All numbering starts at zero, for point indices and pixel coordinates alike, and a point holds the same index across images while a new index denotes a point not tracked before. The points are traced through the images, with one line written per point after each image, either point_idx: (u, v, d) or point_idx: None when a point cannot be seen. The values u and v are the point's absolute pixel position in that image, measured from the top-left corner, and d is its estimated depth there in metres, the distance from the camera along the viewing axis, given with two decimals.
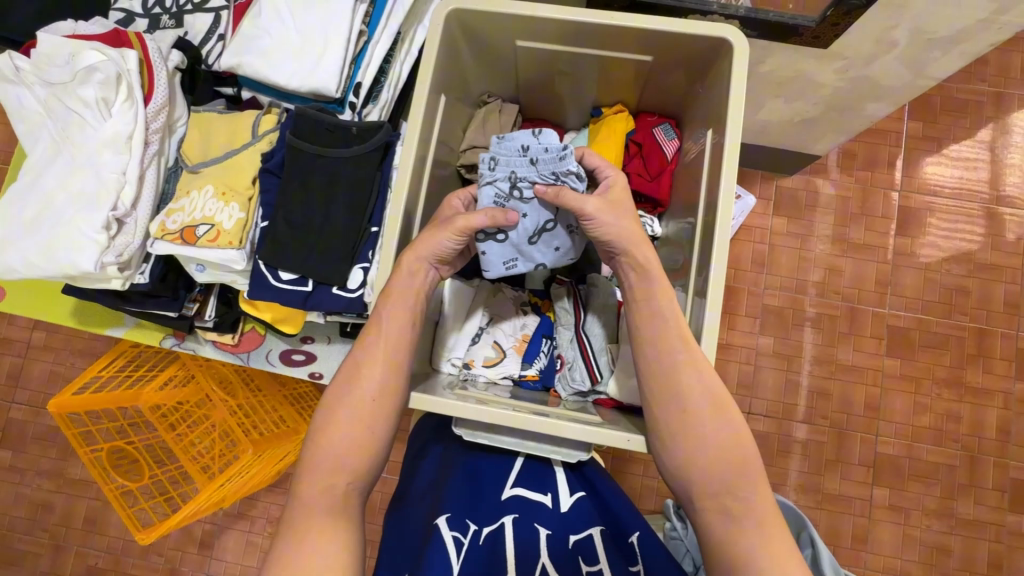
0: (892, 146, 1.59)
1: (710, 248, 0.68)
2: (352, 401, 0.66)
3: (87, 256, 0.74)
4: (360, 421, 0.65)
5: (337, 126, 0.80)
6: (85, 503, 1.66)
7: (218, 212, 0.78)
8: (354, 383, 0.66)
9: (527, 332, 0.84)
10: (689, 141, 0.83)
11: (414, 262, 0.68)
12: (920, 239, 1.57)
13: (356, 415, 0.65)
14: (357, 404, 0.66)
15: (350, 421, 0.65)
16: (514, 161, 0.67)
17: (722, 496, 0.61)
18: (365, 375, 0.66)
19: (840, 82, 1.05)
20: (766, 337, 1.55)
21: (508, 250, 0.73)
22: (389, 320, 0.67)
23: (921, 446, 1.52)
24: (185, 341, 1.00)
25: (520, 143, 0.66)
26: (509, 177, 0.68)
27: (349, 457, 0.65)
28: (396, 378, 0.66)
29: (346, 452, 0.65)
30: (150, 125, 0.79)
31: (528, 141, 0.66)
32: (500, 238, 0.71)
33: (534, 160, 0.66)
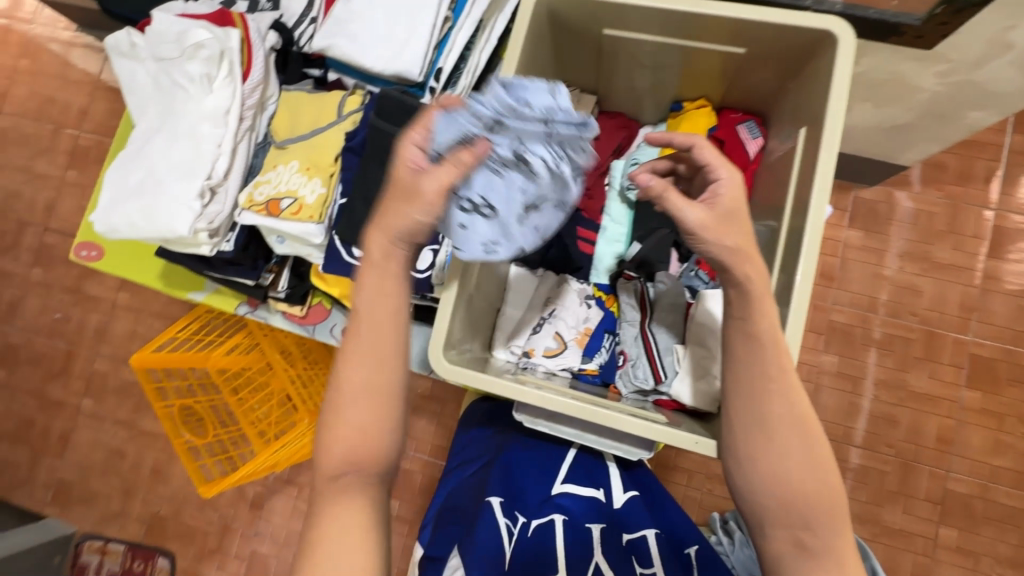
0: (990, 160, 1.47)
1: (796, 255, 0.65)
2: (361, 384, 0.59)
3: (182, 220, 0.79)
4: (367, 397, 0.59)
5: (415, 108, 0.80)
6: (153, 454, 1.79)
7: (301, 186, 0.81)
8: (356, 364, 0.59)
9: (591, 325, 0.83)
10: (775, 140, 0.79)
11: (386, 243, 0.59)
12: (1016, 263, 1.44)
13: (365, 391, 0.59)
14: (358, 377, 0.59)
15: (360, 399, 0.59)
16: (529, 124, 0.58)
17: (798, 530, 0.57)
18: (367, 355, 0.59)
19: (943, 87, 0.98)
20: (830, 356, 1.47)
21: (482, 215, 0.60)
22: (382, 301, 0.60)
23: (998, 488, 1.40)
24: (257, 309, 1.05)
25: (536, 105, 0.58)
26: (512, 148, 0.58)
27: (360, 443, 0.58)
28: (398, 348, 0.60)
29: (356, 435, 0.58)
30: (246, 101, 0.83)
31: (546, 102, 0.58)
32: (487, 213, 0.60)
33: (549, 134, 0.59)
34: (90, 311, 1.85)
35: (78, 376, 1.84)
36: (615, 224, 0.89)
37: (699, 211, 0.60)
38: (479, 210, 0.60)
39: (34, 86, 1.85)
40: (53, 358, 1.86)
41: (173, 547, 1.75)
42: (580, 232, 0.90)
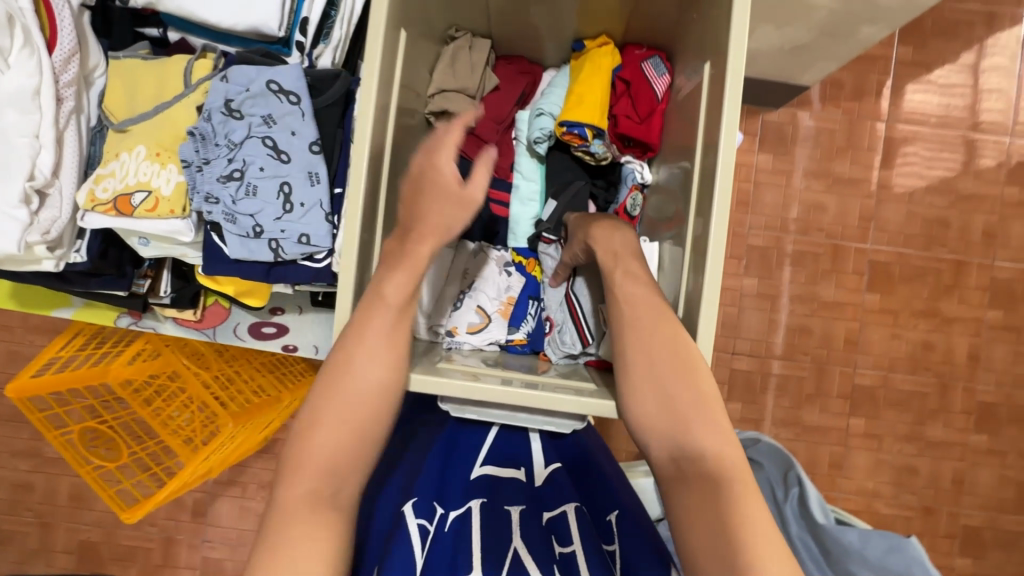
0: (881, 73, 1.52)
1: (709, 198, 0.62)
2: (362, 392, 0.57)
3: (6, 236, 0.64)
4: (347, 415, 0.57)
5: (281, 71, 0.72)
6: (68, 480, 1.62)
7: (154, 176, 0.68)
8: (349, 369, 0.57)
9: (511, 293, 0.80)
10: (681, 76, 0.75)
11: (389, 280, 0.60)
12: (905, 171, 1.53)
13: (350, 415, 0.56)
14: (347, 400, 0.57)
15: (347, 415, 0.57)
16: (226, 126, 0.68)
17: (677, 453, 0.56)
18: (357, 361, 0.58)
19: (837, 3, 0.97)
20: (751, 278, 1.54)
21: (277, 196, 0.69)
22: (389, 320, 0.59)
23: (896, 376, 1.56)
24: (143, 319, 0.93)
25: (219, 108, 0.67)
26: (253, 109, 0.68)
27: (339, 453, 0.56)
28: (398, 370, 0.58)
29: (335, 447, 0.56)
30: (60, 78, 0.67)
31: (222, 102, 0.67)
32: (272, 138, 0.68)
33: (244, 80, 0.68)
34: None
35: None
36: (527, 181, 0.84)
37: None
38: (285, 195, 0.69)
39: None
40: None
41: (114, 569, 1.63)
42: (492, 194, 0.86)
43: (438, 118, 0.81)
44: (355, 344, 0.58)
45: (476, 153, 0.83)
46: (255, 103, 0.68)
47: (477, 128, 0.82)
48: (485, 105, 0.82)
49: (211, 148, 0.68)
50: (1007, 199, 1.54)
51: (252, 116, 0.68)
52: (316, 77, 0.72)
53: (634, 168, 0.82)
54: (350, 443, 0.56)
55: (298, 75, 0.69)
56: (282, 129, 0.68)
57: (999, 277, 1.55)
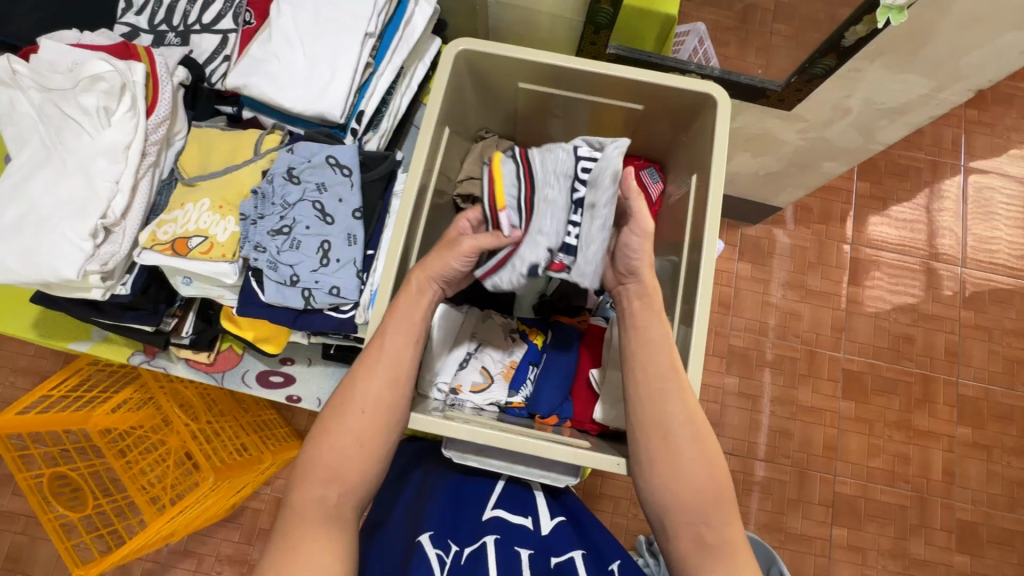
0: (844, 203, 1.74)
1: (694, 285, 0.73)
2: (359, 411, 0.63)
3: (70, 262, 0.72)
4: (352, 433, 0.63)
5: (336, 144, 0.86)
6: (12, 537, 1.53)
7: (213, 225, 0.78)
8: (349, 393, 0.64)
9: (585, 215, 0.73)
10: (673, 184, 0.89)
11: (402, 328, 0.66)
12: (870, 290, 1.69)
13: (352, 434, 0.62)
14: (353, 420, 0.63)
15: (355, 433, 0.63)
16: (284, 189, 0.79)
17: (696, 525, 0.62)
18: (360, 385, 0.64)
19: (801, 141, 1.16)
20: (732, 377, 1.61)
21: (316, 251, 0.78)
22: (390, 344, 0.65)
23: (875, 487, 1.59)
24: (156, 357, 0.96)
25: (283, 173, 0.79)
26: (305, 178, 0.79)
27: (345, 467, 0.62)
28: (395, 392, 0.64)
29: (341, 460, 0.62)
30: (149, 136, 0.79)
31: (287, 169, 0.79)
32: (318, 204, 0.79)
33: (305, 156, 0.80)
34: None
35: None
36: None
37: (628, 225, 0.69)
38: (324, 251, 0.78)
39: None
40: None
41: None
42: None
43: (464, 201, 0.92)
44: (361, 368, 0.65)
45: None
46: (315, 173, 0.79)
47: None
48: None
49: (266, 208, 0.78)
50: (965, 322, 1.68)
51: (308, 185, 0.79)
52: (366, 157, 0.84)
53: None
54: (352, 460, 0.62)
55: (353, 155, 0.81)
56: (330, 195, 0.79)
57: (965, 395, 1.64)
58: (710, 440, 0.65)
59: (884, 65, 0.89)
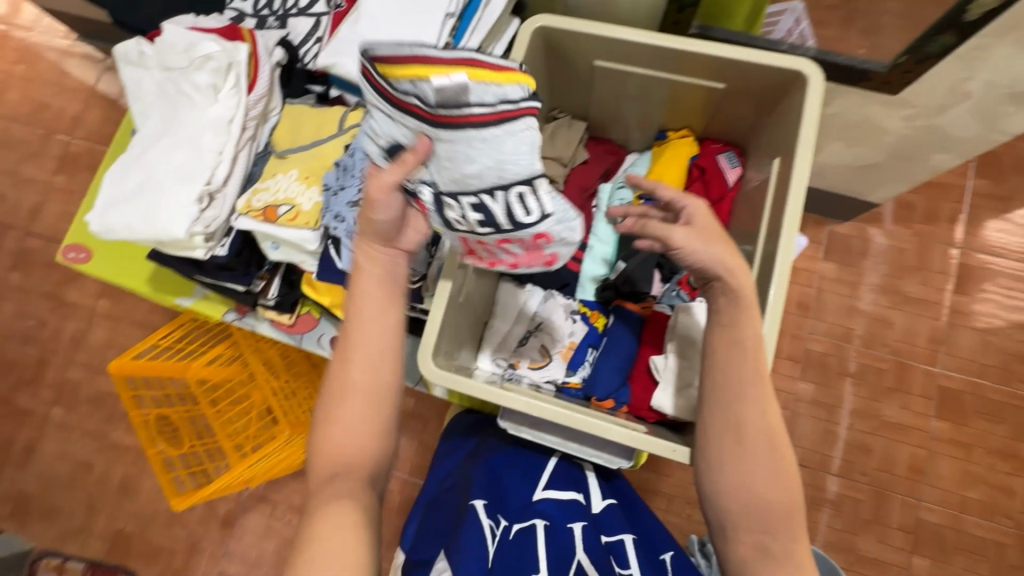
0: (955, 202, 1.56)
1: (769, 279, 0.69)
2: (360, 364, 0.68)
3: (179, 223, 0.81)
4: (362, 397, 0.68)
5: None
6: (124, 467, 1.76)
7: (300, 194, 0.84)
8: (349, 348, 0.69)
9: (519, 238, 0.62)
10: (752, 170, 0.85)
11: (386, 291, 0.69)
12: (980, 300, 1.51)
13: (358, 388, 0.68)
14: (354, 375, 0.68)
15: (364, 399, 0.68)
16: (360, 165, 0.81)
17: (759, 533, 0.59)
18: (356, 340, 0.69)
19: (907, 130, 1.05)
20: (807, 383, 1.51)
21: None
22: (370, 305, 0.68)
23: (967, 518, 1.43)
24: (245, 316, 1.06)
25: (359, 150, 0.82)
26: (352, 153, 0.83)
27: (359, 426, 0.67)
28: (385, 343, 0.69)
29: (357, 420, 0.68)
30: (249, 112, 0.87)
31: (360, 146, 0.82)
32: None
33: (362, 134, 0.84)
34: (67, 318, 1.83)
35: (49, 384, 1.81)
36: (602, 244, 0.91)
37: (682, 227, 0.64)
38: None
39: (29, 92, 1.88)
40: (25, 366, 1.82)
41: (137, 565, 1.70)
42: None
43: None
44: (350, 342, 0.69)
45: None
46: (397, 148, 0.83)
47: (564, 191, 0.93)
48: (573, 174, 0.94)
49: (340, 183, 0.83)
50: None
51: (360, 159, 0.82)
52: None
53: None
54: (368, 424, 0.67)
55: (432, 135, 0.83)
56: None
57: None
58: (786, 452, 0.61)
59: (1016, 41, 0.79)
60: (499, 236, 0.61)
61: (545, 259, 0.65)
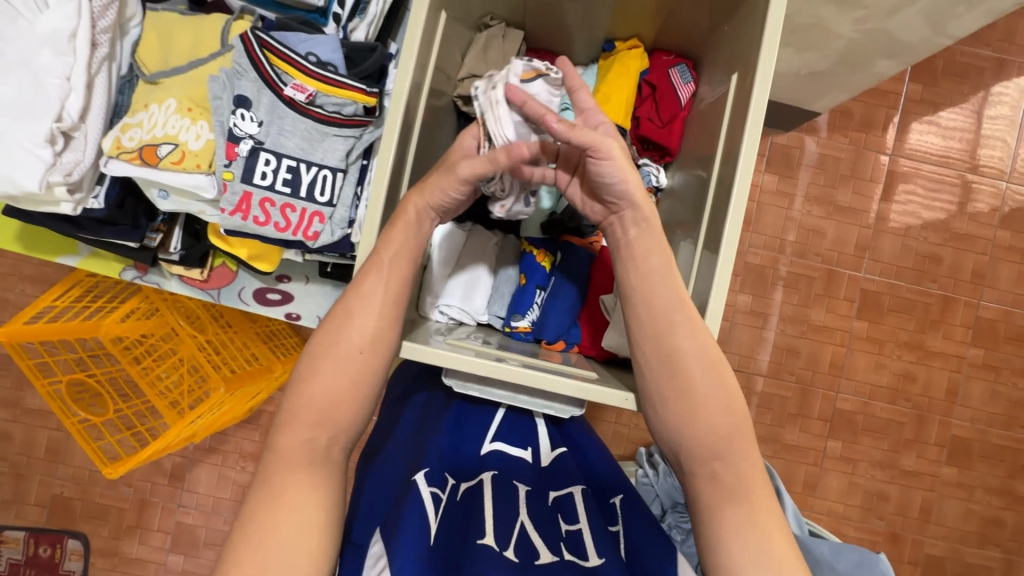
0: (889, 107, 1.56)
1: (724, 206, 0.65)
2: (338, 349, 0.61)
3: (28, 172, 0.65)
4: (344, 374, 0.61)
5: (308, 22, 0.75)
6: (46, 433, 1.63)
7: (183, 130, 0.69)
8: (343, 329, 0.61)
9: (305, 208, 0.71)
10: (706, 86, 0.77)
11: (419, 210, 0.62)
12: (903, 206, 1.57)
13: (348, 372, 0.61)
14: (346, 356, 0.61)
15: (336, 380, 0.61)
16: (254, 88, 0.68)
17: (711, 461, 0.59)
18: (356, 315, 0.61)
19: (857, 34, 0.99)
20: (745, 295, 1.56)
21: (297, 162, 0.70)
22: (389, 265, 0.61)
23: (875, 404, 1.59)
24: (148, 273, 0.92)
25: (247, 73, 0.68)
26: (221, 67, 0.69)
27: (334, 412, 0.61)
28: (391, 328, 0.61)
29: (331, 404, 0.60)
30: (98, 23, 0.69)
31: (245, 66, 0.68)
32: (286, 104, 0.69)
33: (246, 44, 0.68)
34: None
35: None
36: None
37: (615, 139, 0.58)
38: (306, 160, 0.70)
39: None
40: None
41: (85, 527, 1.64)
42: None
43: (466, 103, 0.81)
44: (330, 342, 0.61)
45: None
46: (323, 119, 0.70)
47: None
48: None
49: (232, 113, 0.68)
50: (998, 243, 1.58)
51: (240, 74, 0.68)
52: (376, 84, 0.72)
53: (652, 170, 0.82)
54: (327, 419, 0.60)
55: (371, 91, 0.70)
56: (283, 94, 0.68)
57: (983, 317, 1.59)
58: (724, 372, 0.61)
59: None
60: (283, 200, 0.70)
61: (307, 233, 0.71)
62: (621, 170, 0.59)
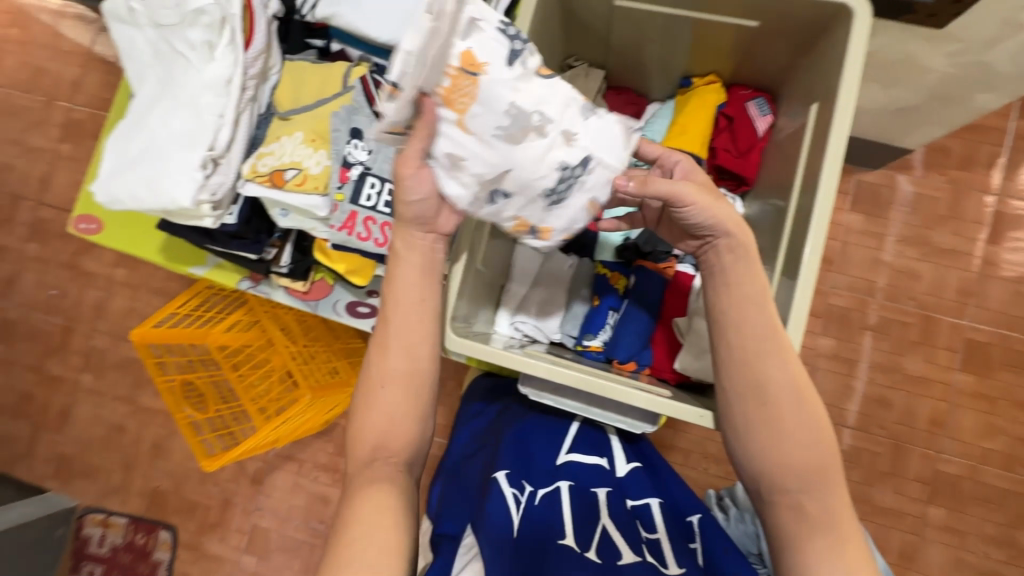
0: (994, 145, 1.46)
1: (804, 233, 0.66)
2: (389, 354, 0.67)
3: (184, 192, 0.79)
4: (396, 374, 0.67)
5: None
6: (154, 429, 1.82)
7: (307, 157, 0.81)
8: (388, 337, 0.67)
9: None
10: (785, 118, 0.79)
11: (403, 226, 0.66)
12: (1015, 250, 1.44)
13: (398, 372, 0.66)
14: (394, 359, 0.67)
15: (394, 382, 0.67)
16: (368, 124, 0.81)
17: (799, 493, 0.57)
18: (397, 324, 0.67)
19: (952, 68, 0.96)
20: (828, 338, 1.48)
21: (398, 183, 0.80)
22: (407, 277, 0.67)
23: (986, 469, 1.42)
24: (260, 284, 1.04)
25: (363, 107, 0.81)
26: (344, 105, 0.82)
27: (394, 408, 0.66)
28: (429, 325, 0.68)
29: (390, 404, 0.66)
30: (248, 70, 0.83)
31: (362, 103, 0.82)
32: None
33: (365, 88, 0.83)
34: (87, 287, 1.86)
35: (76, 351, 1.86)
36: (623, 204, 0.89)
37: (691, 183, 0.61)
38: None
39: (25, 57, 1.85)
40: (51, 335, 1.87)
41: (176, 521, 1.79)
42: None
43: None
44: (382, 353, 0.68)
45: None
46: None
47: None
48: None
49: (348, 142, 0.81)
50: None
51: (360, 109, 0.81)
52: None
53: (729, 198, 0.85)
54: (389, 417, 0.66)
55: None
56: None
57: None
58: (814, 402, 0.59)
59: None
60: (383, 219, 0.80)
61: None
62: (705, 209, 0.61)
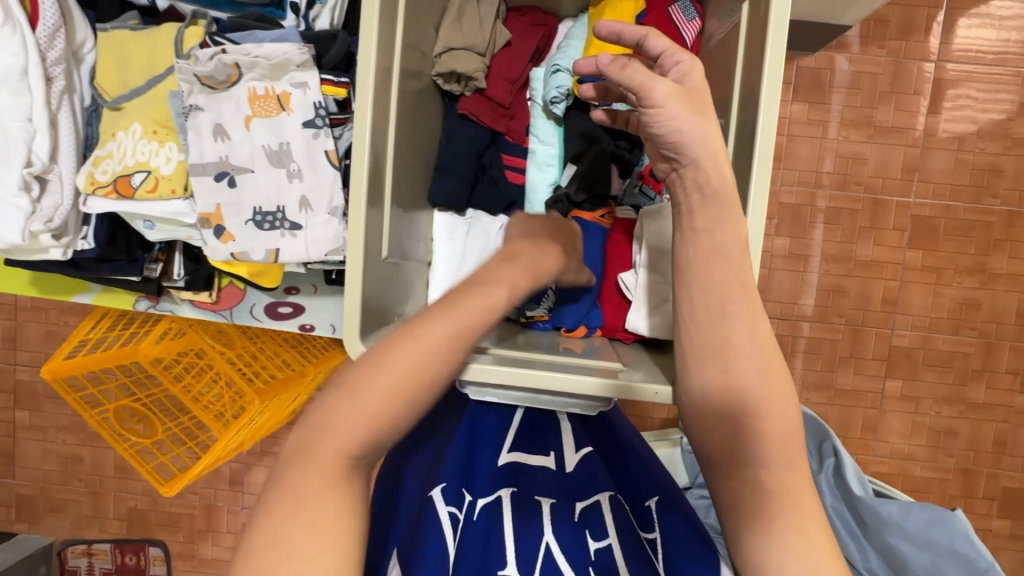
0: (930, 6, 1.37)
1: (747, 163, 0.58)
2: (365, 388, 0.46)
3: (12, 224, 0.70)
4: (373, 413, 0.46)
5: (263, 17, 0.74)
6: (112, 453, 1.71)
7: (153, 155, 0.73)
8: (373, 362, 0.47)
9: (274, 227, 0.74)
10: (715, 20, 0.68)
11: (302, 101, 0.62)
12: (954, 116, 1.40)
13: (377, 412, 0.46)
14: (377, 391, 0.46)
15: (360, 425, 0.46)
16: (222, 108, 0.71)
17: (751, 467, 0.51)
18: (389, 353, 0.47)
19: None
20: (782, 238, 1.45)
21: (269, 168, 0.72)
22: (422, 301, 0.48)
23: (937, 336, 1.46)
24: (160, 303, 0.91)
25: (209, 77, 0.69)
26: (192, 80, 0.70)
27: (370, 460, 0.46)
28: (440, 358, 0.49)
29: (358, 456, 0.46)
30: (46, 55, 0.71)
31: (199, 70, 0.69)
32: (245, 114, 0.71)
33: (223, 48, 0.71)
34: None
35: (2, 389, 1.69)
36: (545, 145, 0.81)
37: (669, 81, 0.53)
38: (280, 164, 0.72)
39: None
40: None
41: (162, 535, 1.73)
42: (506, 159, 0.82)
43: (446, 80, 0.77)
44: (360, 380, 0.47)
45: (489, 117, 0.79)
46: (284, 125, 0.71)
47: (488, 90, 0.78)
48: (494, 64, 0.78)
49: (199, 127, 0.71)
50: None
51: (202, 85, 0.70)
52: (344, 74, 0.73)
53: None
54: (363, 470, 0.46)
55: (301, 52, 0.69)
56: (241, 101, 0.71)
57: None
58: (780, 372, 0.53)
59: None
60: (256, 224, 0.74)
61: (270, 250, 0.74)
62: (677, 119, 0.53)
